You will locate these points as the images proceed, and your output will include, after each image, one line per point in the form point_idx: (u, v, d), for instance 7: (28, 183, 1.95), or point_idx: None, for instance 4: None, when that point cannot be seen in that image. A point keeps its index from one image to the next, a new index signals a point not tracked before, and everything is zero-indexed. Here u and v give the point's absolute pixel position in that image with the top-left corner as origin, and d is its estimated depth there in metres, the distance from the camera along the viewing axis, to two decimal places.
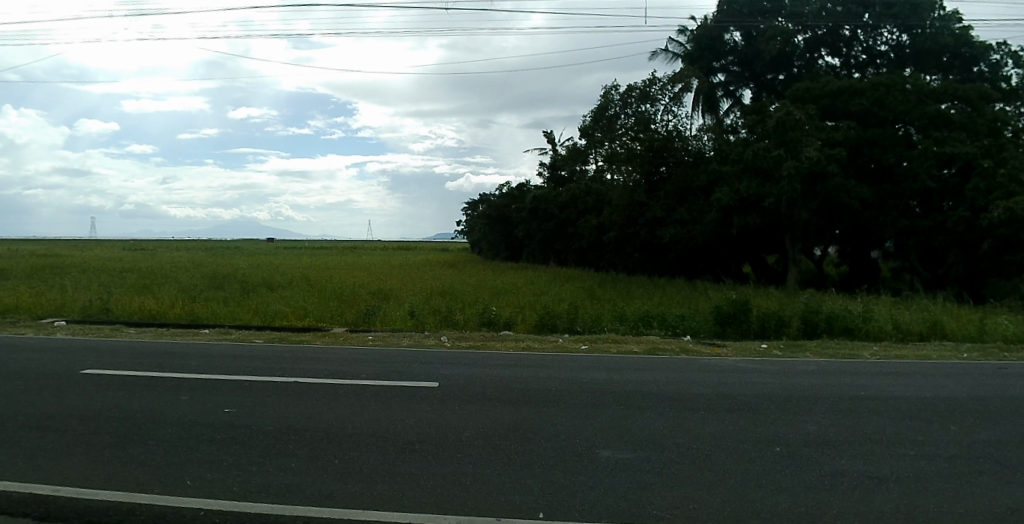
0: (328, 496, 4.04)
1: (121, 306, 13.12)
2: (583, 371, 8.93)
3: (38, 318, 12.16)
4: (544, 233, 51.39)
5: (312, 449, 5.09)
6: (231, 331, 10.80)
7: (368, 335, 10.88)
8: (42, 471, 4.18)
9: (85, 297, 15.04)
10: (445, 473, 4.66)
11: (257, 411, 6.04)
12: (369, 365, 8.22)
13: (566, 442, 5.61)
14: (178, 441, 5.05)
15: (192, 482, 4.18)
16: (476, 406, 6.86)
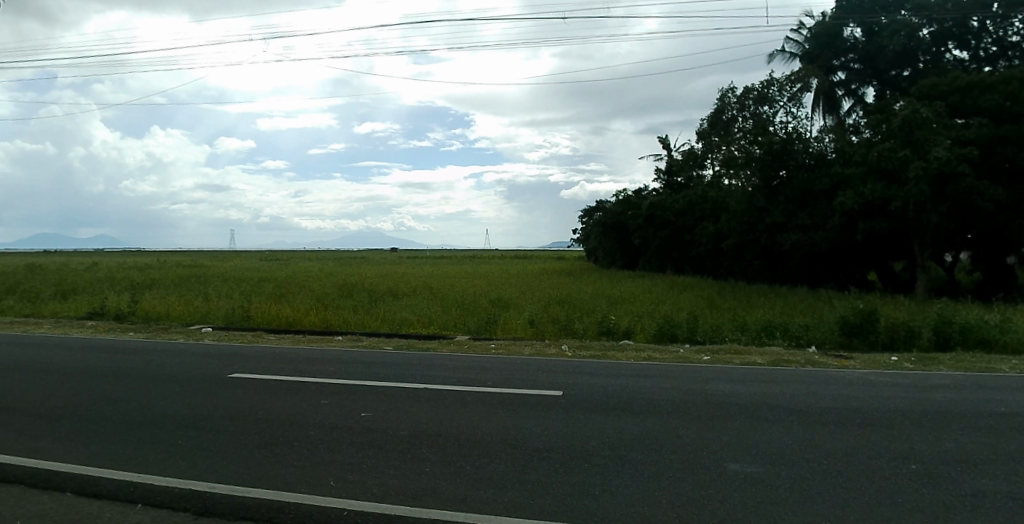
0: (462, 501, 4.41)
1: (258, 315, 14.87)
2: (705, 382, 8.48)
3: (188, 324, 13.96)
4: (660, 240, 49.44)
5: (443, 455, 5.50)
6: (360, 339, 11.83)
7: (490, 343, 11.30)
8: (205, 470, 5.00)
9: (227, 305, 16.83)
10: (571, 483, 4.73)
11: (389, 417, 6.56)
12: (496, 373, 8.55)
13: (690, 455, 5.38)
14: (323, 444, 5.67)
15: (334, 482, 4.78)
16: (601, 415, 6.85)
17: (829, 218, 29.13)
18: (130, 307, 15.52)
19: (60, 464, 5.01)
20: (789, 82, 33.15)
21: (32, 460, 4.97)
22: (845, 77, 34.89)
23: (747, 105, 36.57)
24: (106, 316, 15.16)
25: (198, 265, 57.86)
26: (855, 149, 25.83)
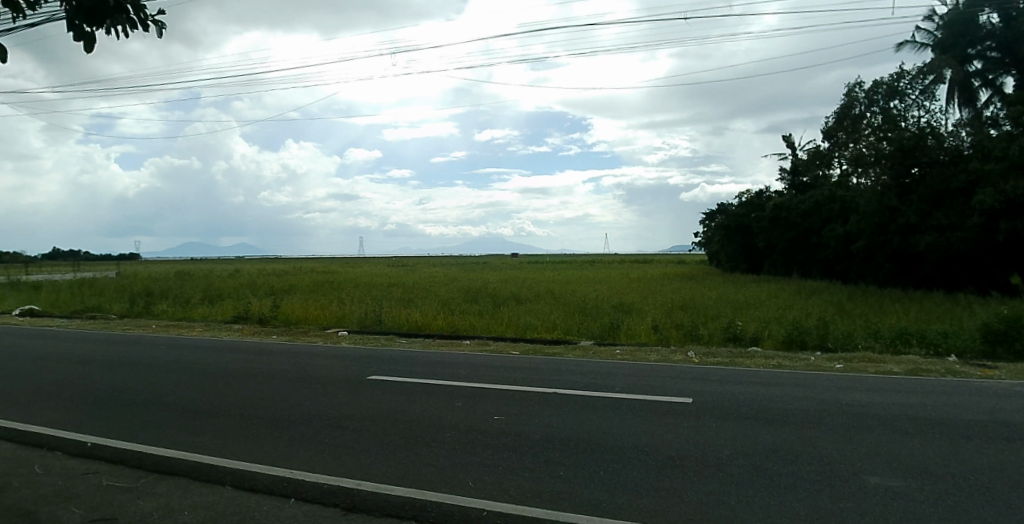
0: (598, 506, 4.83)
1: (390, 319, 15.89)
2: (841, 391, 7.72)
3: (326, 328, 15.36)
4: (787, 243, 45.13)
5: (580, 460, 5.97)
6: (488, 343, 12.20)
7: (615, 349, 11.09)
8: (360, 468, 5.84)
9: (355, 310, 18.15)
10: (706, 491, 4.95)
11: (522, 420, 6.84)
12: (626, 377, 8.00)
13: (829, 466, 5.30)
14: (460, 446, 6.29)
15: (474, 483, 5.52)
16: (735, 423, 6.72)
17: (968, 218, 24.69)
18: (271, 311, 17.35)
19: (219, 459, 5.80)
20: (922, 75, 31.71)
21: (199, 458, 5.75)
22: (981, 67, 30.31)
23: (876, 101, 36.85)
24: (250, 319, 17.11)
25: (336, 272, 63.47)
26: (992, 144, 23.99)
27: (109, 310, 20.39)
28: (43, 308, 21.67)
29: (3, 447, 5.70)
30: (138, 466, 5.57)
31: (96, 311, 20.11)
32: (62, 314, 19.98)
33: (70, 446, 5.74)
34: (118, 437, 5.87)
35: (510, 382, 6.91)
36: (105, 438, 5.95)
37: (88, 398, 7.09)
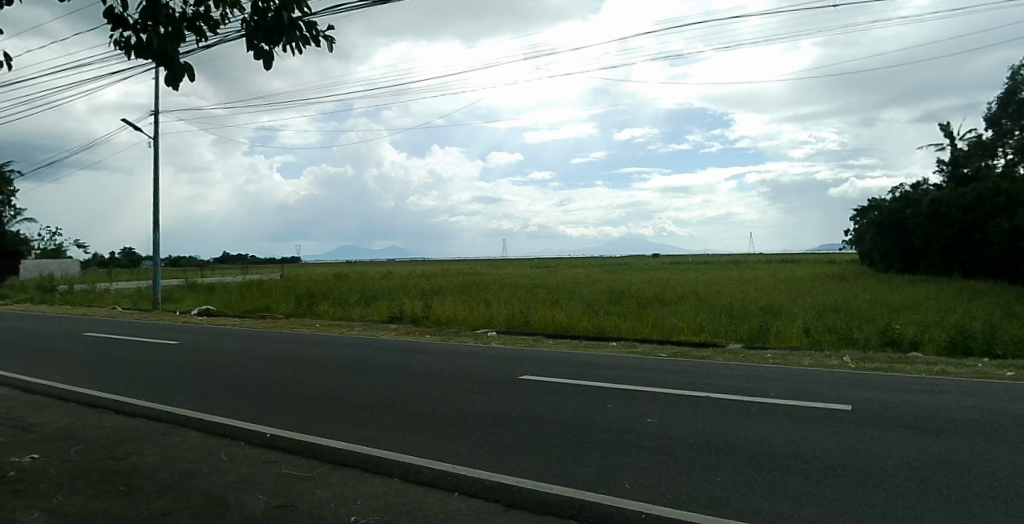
0: (759, 512, 4.59)
1: (534, 319, 14.60)
2: (1013, 400, 7.11)
3: (474, 328, 14.31)
4: (942, 241, 43.15)
5: (733, 466, 5.69)
6: (636, 345, 11.16)
7: (766, 353, 10.07)
8: (518, 466, 5.82)
9: (501, 310, 16.90)
10: (872, 502, 4.62)
11: (675, 422, 6.58)
12: (775, 382, 7.69)
13: (1007, 482, 4.79)
14: (611, 447, 6.12)
15: (630, 486, 5.39)
16: (898, 434, 6.20)
17: None
18: (421, 311, 16.85)
19: (384, 452, 5.97)
20: None
21: (367, 450, 5.94)
22: None
23: None
24: (405, 319, 16.59)
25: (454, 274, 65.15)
26: None
27: (274, 309, 21.39)
28: (217, 307, 22.84)
29: (193, 435, 6.13)
30: (312, 456, 5.85)
31: (264, 311, 20.91)
32: (234, 313, 20.92)
33: (252, 436, 6.07)
34: (293, 428, 6.14)
35: (651, 384, 6.65)
36: (284, 430, 6.23)
37: (256, 388, 7.48)
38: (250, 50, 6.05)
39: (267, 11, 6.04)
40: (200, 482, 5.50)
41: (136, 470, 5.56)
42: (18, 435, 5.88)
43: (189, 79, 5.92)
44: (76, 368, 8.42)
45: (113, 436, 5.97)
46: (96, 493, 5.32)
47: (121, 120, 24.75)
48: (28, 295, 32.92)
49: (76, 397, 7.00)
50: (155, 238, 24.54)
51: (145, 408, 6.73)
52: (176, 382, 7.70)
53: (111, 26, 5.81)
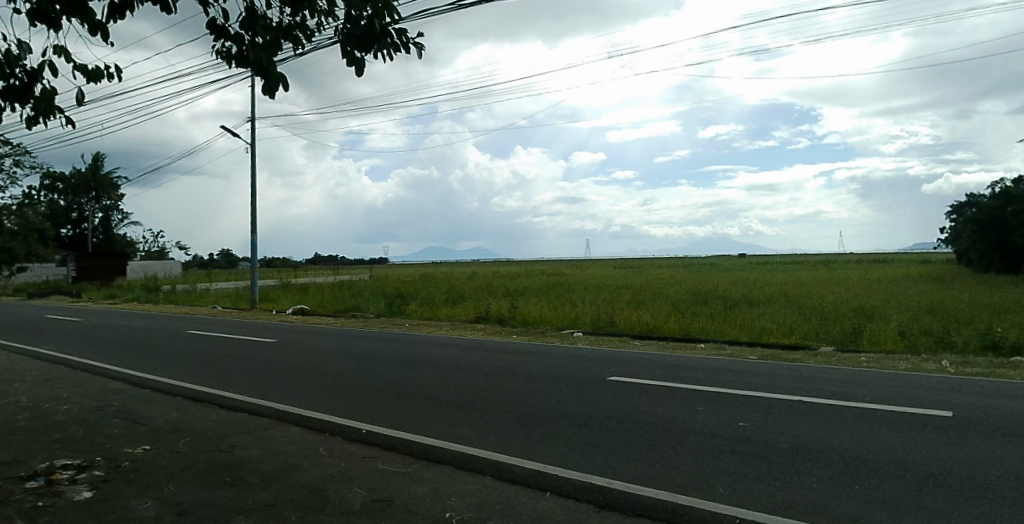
0: (858, 519, 4.42)
1: (622, 320, 14.37)
2: None
3: (561, 329, 14.25)
4: None
5: (828, 472, 5.50)
6: (724, 347, 10.97)
7: (859, 356, 9.75)
8: (609, 467, 5.77)
9: (586, 311, 16.69)
10: (980, 513, 4.38)
11: (769, 426, 6.42)
12: (871, 386, 7.46)
13: None
14: (703, 449, 6.02)
15: (723, 490, 5.27)
16: (1005, 443, 5.84)
17: None
18: (508, 312, 16.72)
19: (478, 449, 6.01)
20: None
21: (460, 448, 6.00)
22: None
23: None
24: (491, 319, 16.52)
25: (520, 273, 64.90)
26: None
27: (364, 308, 21.76)
28: (309, 307, 23.52)
29: (292, 429, 6.32)
30: (407, 452, 5.94)
31: (355, 311, 21.33)
32: (328, 313, 21.39)
33: (348, 432, 6.21)
34: (386, 424, 6.25)
35: (743, 387, 6.53)
36: (379, 426, 6.35)
37: (345, 384, 7.67)
38: (343, 58, 6.18)
39: (360, 19, 6.13)
40: (300, 475, 5.64)
41: (240, 462, 5.76)
42: (130, 426, 6.20)
43: (284, 88, 6.00)
44: (178, 363, 8.86)
45: (217, 430, 6.21)
46: (204, 483, 5.55)
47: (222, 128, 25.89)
48: (136, 294, 34.90)
49: (182, 391, 7.33)
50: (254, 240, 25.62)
51: (246, 403, 6.98)
52: (271, 378, 7.98)
53: (213, 37, 5.94)
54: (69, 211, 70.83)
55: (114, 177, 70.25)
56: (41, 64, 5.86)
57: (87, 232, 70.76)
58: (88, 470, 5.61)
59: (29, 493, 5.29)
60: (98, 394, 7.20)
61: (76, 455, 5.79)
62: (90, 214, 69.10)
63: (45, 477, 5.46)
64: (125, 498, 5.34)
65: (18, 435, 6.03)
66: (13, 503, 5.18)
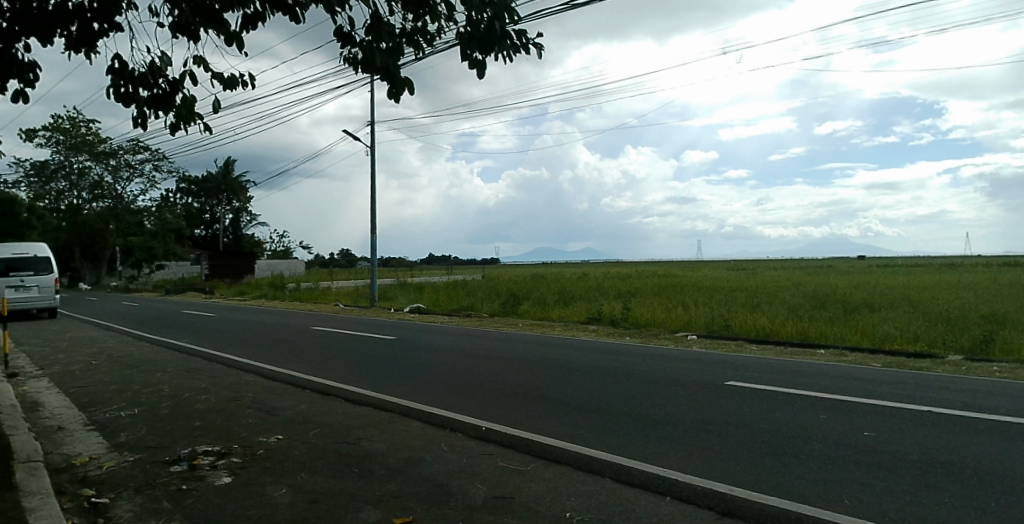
0: None
1: (736, 323, 13.99)
2: None
3: (673, 331, 14.12)
4: None
5: (962, 486, 5.13)
6: (846, 353, 10.58)
7: (993, 366, 9.17)
8: (730, 473, 5.62)
9: (700, 312, 16.35)
10: None
11: (897, 437, 6.10)
12: (1011, 398, 6.98)
13: None
14: (826, 459, 5.79)
15: (849, 501, 5.01)
16: None
17: None
18: (621, 313, 16.48)
19: (597, 451, 6.02)
20: None
21: (578, 448, 6.03)
22: None
23: None
24: (603, 320, 16.47)
25: (615, 273, 64.41)
26: None
27: (478, 307, 21.99)
28: (425, 305, 24.14)
29: (414, 424, 6.51)
30: (525, 451, 6.00)
31: (470, 311, 21.49)
32: (443, 311, 21.89)
33: (468, 428, 6.36)
34: (504, 422, 6.36)
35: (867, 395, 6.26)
36: (497, 424, 6.46)
37: (460, 380, 7.87)
38: (464, 60, 6.41)
39: (480, 24, 6.36)
40: (424, 469, 5.80)
41: (368, 454, 5.98)
42: (264, 416, 6.56)
43: (408, 92, 6.32)
44: (300, 357, 9.37)
45: (344, 421, 6.49)
46: (334, 471, 5.81)
47: (346, 132, 27.36)
48: (264, 291, 36.93)
49: (309, 383, 7.70)
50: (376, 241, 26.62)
51: (369, 396, 7.25)
52: (389, 373, 8.26)
53: (342, 44, 6.22)
54: (202, 212, 81.32)
55: (242, 182, 79.29)
56: (182, 74, 6.13)
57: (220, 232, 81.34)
58: (226, 457, 5.94)
59: (176, 476, 5.66)
60: (233, 385, 7.70)
61: (216, 442, 6.14)
62: (220, 215, 79.03)
63: (189, 462, 5.84)
64: (262, 484, 5.63)
65: (166, 421, 6.52)
66: (163, 486, 5.57)
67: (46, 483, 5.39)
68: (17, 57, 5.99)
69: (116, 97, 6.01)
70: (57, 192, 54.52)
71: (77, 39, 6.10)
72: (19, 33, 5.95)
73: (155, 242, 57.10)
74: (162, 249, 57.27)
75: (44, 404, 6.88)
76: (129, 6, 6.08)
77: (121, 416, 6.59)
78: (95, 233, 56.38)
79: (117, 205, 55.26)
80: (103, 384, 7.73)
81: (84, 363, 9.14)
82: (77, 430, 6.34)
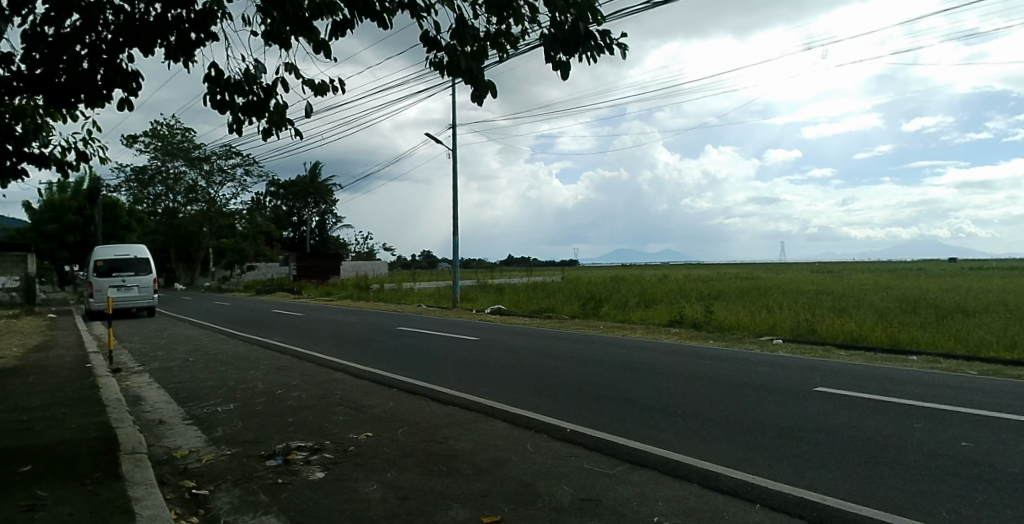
0: None
1: (824, 327, 13.68)
2: None
3: (759, 335, 13.97)
4: None
5: None
6: (939, 361, 10.20)
7: None
8: (823, 482, 5.47)
9: (785, 316, 16.08)
10: None
11: (1000, 450, 5.80)
12: None
13: None
14: (921, 470, 5.58)
15: (950, 514, 4.75)
16: None
17: None
18: (704, 316, 16.33)
19: (683, 456, 6.00)
20: None
21: (666, 453, 6.02)
22: None
23: None
24: (685, 323, 16.32)
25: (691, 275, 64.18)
26: None
27: (558, 309, 22.14)
28: (506, 306, 24.51)
29: (500, 424, 6.60)
30: (610, 454, 6.02)
31: (551, 311, 21.78)
32: (524, 313, 22.20)
33: (553, 430, 6.45)
34: (589, 426, 6.42)
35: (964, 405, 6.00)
36: (582, 427, 6.52)
37: (543, 382, 7.99)
38: (547, 62, 6.47)
39: (564, 24, 6.40)
40: (510, 469, 5.85)
41: (454, 453, 6.06)
42: (355, 413, 6.76)
43: (492, 95, 6.33)
44: (385, 358, 9.68)
45: (430, 421, 6.63)
46: (421, 468, 5.90)
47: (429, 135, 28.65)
48: (350, 292, 38.07)
49: (396, 382, 7.94)
50: (456, 242, 27.29)
51: (454, 397, 7.41)
52: (473, 374, 8.45)
53: (428, 49, 6.31)
54: (291, 215, 85.37)
55: (328, 185, 82.73)
56: (275, 81, 6.33)
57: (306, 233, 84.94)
58: (319, 452, 6.11)
59: (271, 470, 5.85)
60: (323, 383, 7.97)
61: (309, 438, 6.33)
62: (307, 217, 82.03)
63: (284, 457, 6.01)
64: (353, 479, 5.74)
65: (260, 417, 6.77)
66: (259, 479, 5.74)
67: (150, 474, 5.64)
68: (121, 67, 6.25)
69: (213, 104, 6.21)
70: (155, 196, 56.69)
71: (176, 49, 6.31)
72: (123, 44, 6.20)
73: (246, 243, 61.80)
74: (252, 250, 62.27)
75: (147, 398, 7.28)
76: (225, 16, 6.25)
77: (217, 412, 6.87)
78: (189, 235, 59.52)
79: (210, 209, 58.05)
80: (200, 381, 8.13)
81: (182, 360, 9.67)
82: (177, 424, 6.64)
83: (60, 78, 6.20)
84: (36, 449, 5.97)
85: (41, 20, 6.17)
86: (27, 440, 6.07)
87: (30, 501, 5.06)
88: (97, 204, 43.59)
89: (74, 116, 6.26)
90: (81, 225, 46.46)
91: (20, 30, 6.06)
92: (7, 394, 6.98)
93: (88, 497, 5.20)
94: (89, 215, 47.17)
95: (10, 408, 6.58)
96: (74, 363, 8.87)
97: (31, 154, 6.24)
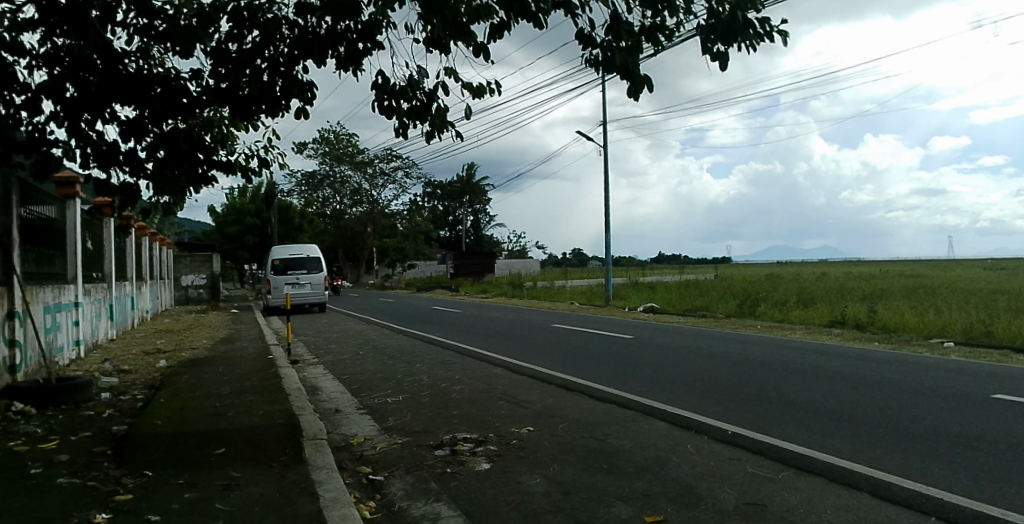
0: None
1: (1005, 329, 12.74)
2: None
3: (928, 338, 13.39)
4: None
5: None
6: None
7: None
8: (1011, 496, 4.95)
9: (959, 317, 15.10)
10: None
11: None
12: None
13: None
14: None
15: None
16: None
17: None
18: (868, 316, 15.67)
19: (850, 463, 5.77)
20: None
21: (832, 459, 5.83)
22: None
23: None
24: (848, 324, 15.76)
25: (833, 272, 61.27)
26: None
27: (712, 308, 21.83)
28: (659, 304, 24.44)
29: (657, 424, 6.64)
30: (773, 459, 5.87)
31: (705, 311, 21.46)
32: (676, 311, 22.15)
33: (713, 432, 6.42)
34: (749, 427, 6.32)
35: None
36: (742, 430, 6.46)
37: (700, 382, 8.00)
38: (706, 54, 6.35)
39: (722, 13, 6.24)
40: (671, 471, 5.80)
41: (615, 452, 6.11)
42: (515, 409, 6.99)
43: (648, 89, 6.28)
44: (540, 354, 10.02)
45: (591, 420, 6.74)
46: (584, 463, 5.99)
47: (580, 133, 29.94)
48: (507, 289, 39.29)
49: (554, 379, 8.21)
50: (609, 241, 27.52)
51: (612, 394, 7.56)
52: (627, 372, 8.60)
53: (584, 47, 6.36)
54: (447, 215, 92.71)
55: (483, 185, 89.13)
56: (436, 86, 6.58)
57: (463, 233, 92.03)
58: (483, 444, 6.32)
59: (441, 460, 6.09)
60: (483, 378, 8.34)
61: (473, 431, 6.60)
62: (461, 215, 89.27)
63: (452, 447, 6.28)
64: (518, 472, 5.88)
65: (428, 410, 7.12)
66: (431, 468, 5.99)
67: (330, 459, 5.99)
68: (297, 79, 6.68)
69: (380, 111, 6.52)
70: (323, 199, 60.96)
71: (345, 58, 6.67)
72: (298, 56, 6.58)
73: (406, 242, 63.98)
74: (411, 249, 64.16)
75: (323, 389, 7.88)
76: (389, 25, 6.56)
77: (387, 403, 7.31)
78: (353, 235, 63.64)
79: (372, 209, 61.45)
80: (368, 373, 8.74)
81: (350, 353, 10.40)
82: (351, 413, 7.10)
83: (244, 91, 6.70)
84: (230, 434, 6.53)
85: (225, 37, 6.67)
86: (223, 425, 6.66)
87: (225, 481, 5.42)
88: (272, 206, 48.09)
89: (257, 125, 6.72)
90: (259, 226, 51.53)
91: (209, 48, 6.58)
92: (203, 382, 7.74)
93: (277, 478, 5.55)
94: (267, 216, 50.95)
95: (207, 394, 7.34)
96: (258, 354, 9.82)
97: (219, 162, 6.78)
